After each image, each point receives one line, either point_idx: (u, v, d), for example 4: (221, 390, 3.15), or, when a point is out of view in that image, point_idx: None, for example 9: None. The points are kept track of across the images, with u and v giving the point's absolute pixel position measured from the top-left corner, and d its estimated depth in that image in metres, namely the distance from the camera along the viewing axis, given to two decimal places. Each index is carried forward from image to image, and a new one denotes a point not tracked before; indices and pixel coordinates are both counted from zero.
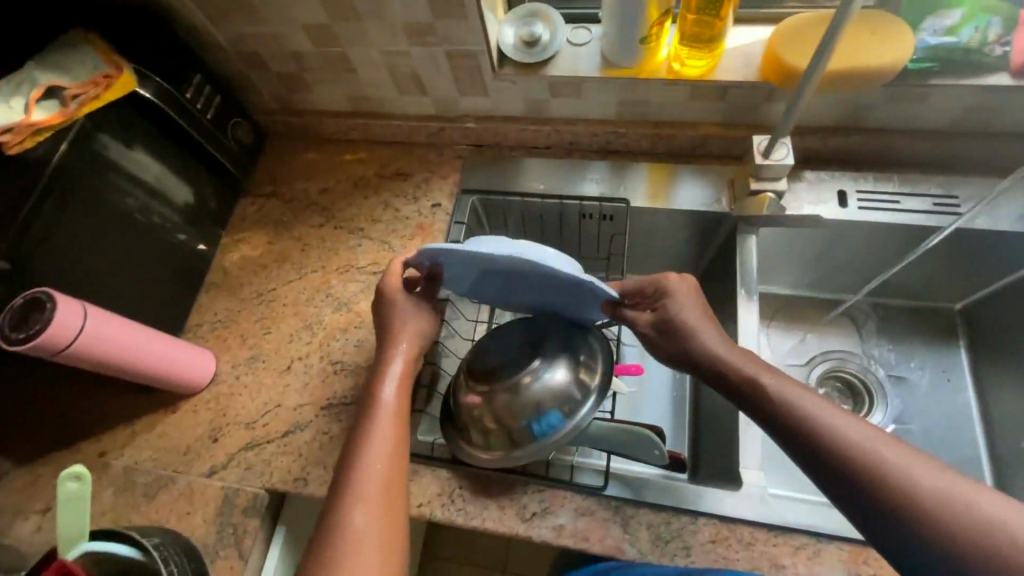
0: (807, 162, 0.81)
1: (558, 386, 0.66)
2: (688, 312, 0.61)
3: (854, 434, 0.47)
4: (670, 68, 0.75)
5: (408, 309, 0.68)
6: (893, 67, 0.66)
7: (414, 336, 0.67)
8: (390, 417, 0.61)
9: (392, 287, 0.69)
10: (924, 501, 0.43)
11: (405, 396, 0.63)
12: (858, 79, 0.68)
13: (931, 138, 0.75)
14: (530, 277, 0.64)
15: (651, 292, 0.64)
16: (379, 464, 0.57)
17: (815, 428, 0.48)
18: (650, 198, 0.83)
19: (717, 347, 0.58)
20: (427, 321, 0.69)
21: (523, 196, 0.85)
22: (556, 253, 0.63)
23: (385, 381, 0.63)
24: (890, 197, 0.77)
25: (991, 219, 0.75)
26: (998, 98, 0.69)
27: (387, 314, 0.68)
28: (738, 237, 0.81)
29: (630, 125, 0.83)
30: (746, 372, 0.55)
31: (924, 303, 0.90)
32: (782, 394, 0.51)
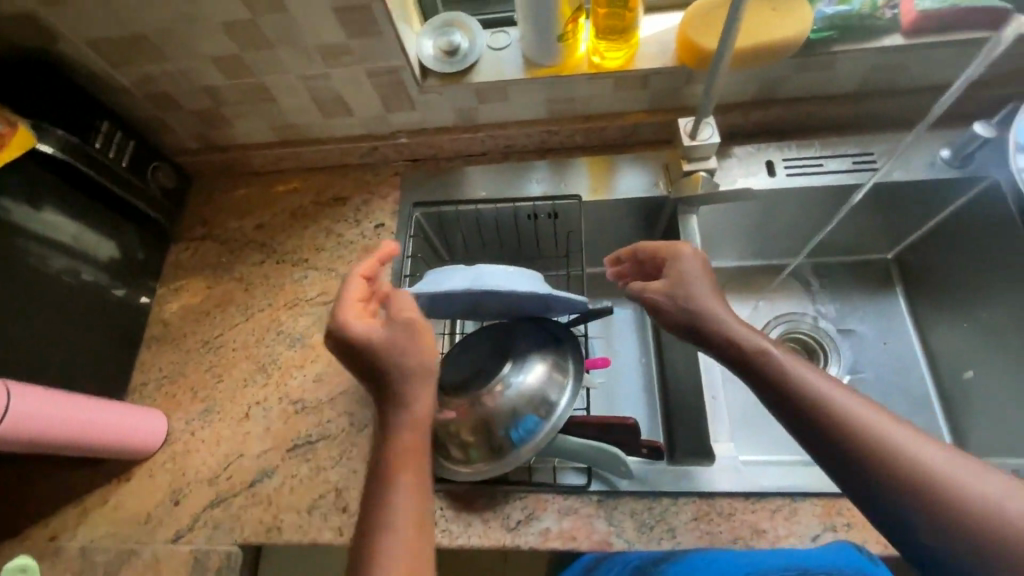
0: (733, 138, 0.84)
1: (535, 386, 0.66)
2: (693, 281, 0.61)
3: (848, 403, 0.48)
4: (591, 62, 0.76)
5: (402, 337, 0.57)
6: (797, 37, 0.69)
7: (421, 368, 0.58)
8: (411, 472, 0.54)
9: (349, 314, 0.59)
10: (917, 471, 0.44)
11: (424, 439, 0.57)
12: (766, 54, 0.71)
13: (843, 103, 0.79)
14: (494, 301, 0.68)
15: (661, 258, 0.65)
16: (402, 538, 0.50)
17: (816, 400, 0.49)
18: (594, 190, 0.84)
19: (722, 317, 0.58)
20: (420, 346, 0.58)
21: (468, 205, 0.85)
22: (512, 270, 0.68)
23: (402, 429, 0.56)
24: (814, 161, 0.81)
25: (906, 171, 0.80)
26: (896, 57, 0.73)
27: (375, 354, 0.57)
28: (680, 219, 0.82)
29: (562, 122, 0.84)
30: (748, 341, 0.55)
31: (861, 257, 0.95)
32: (782, 364, 0.52)
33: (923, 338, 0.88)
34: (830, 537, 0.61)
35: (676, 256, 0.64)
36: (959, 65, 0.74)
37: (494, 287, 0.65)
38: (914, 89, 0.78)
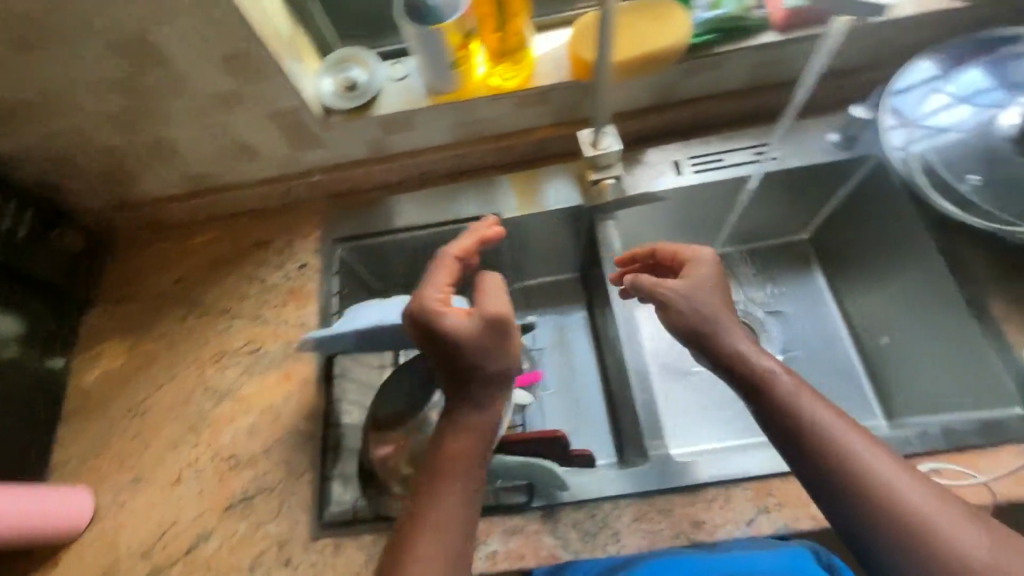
0: (640, 142, 0.87)
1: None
2: (710, 292, 0.62)
3: (853, 445, 0.51)
4: (489, 85, 0.77)
5: (491, 337, 0.56)
6: (676, 46, 0.72)
7: (498, 375, 0.58)
8: (460, 477, 0.55)
9: (433, 305, 0.57)
10: (906, 513, 0.48)
11: (482, 446, 0.57)
12: (647, 64, 0.74)
13: (735, 99, 0.83)
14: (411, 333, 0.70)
15: (679, 259, 0.67)
16: (443, 539, 0.52)
17: (823, 438, 0.52)
18: (516, 206, 0.84)
19: (737, 343, 0.58)
20: (505, 346, 0.57)
21: (392, 235, 0.86)
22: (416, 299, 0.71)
23: (456, 431, 0.57)
24: (715, 156, 0.84)
25: (803, 156, 0.83)
26: (774, 53, 0.77)
27: (463, 348, 0.56)
28: (598, 227, 0.84)
29: (472, 145, 0.85)
30: (763, 372, 0.56)
31: (781, 240, 0.98)
32: (794, 399, 0.54)
33: (843, 311, 0.92)
34: (764, 518, 0.63)
35: (694, 264, 0.65)
36: (834, 54, 0.78)
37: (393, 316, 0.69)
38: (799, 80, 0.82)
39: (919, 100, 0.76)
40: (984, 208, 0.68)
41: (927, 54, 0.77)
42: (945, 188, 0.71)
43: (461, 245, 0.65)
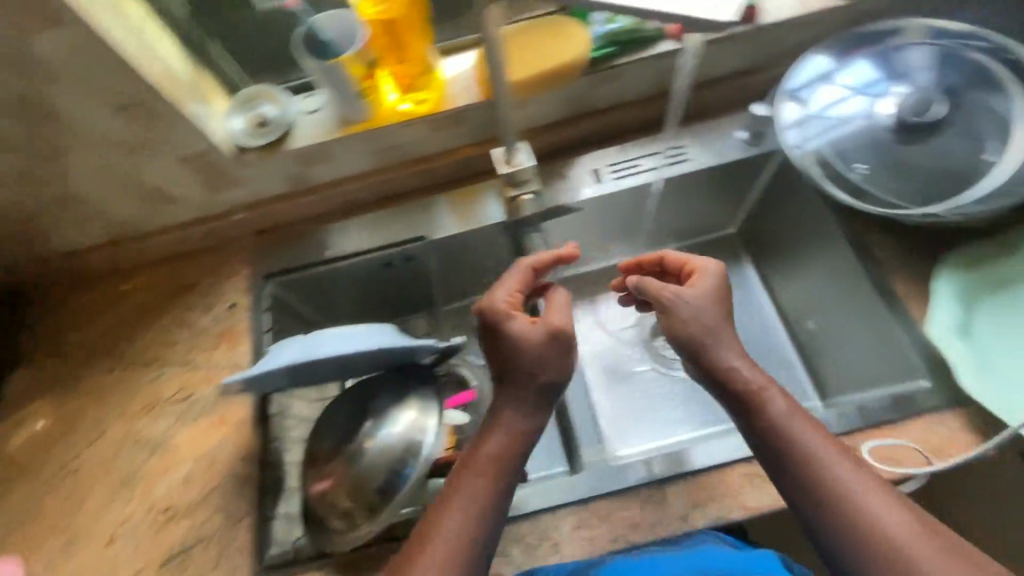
0: (560, 153, 0.89)
1: (400, 433, 0.68)
2: (709, 308, 0.63)
3: (840, 473, 0.54)
4: (404, 109, 0.77)
5: (550, 346, 0.63)
6: (575, 61, 0.74)
7: (548, 385, 0.63)
8: (491, 476, 0.59)
9: (502, 310, 0.65)
10: (884, 541, 0.50)
11: (508, 460, 0.60)
12: (548, 80, 0.75)
13: (644, 106, 0.86)
14: (337, 364, 0.69)
15: (686, 269, 0.69)
16: (457, 533, 0.55)
17: (809, 463, 0.55)
18: (441, 225, 0.84)
19: (736, 365, 0.61)
20: (562, 358, 0.63)
21: (321, 265, 0.85)
22: (341, 332, 0.70)
23: (495, 431, 0.61)
24: (632, 162, 0.87)
25: (716, 155, 0.86)
26: (673, 61, 0.80)
27: (522, 352, 0.62)
28: (525, 240, 0.85)
29: (394, 170, 0.85)
30: (758, 395, 0.59)
31: (710, 236, 1.02)
32: (786, 424, 0.57)
33: (774, 300, 0.96)
34: (696, 513, 0.65)
35: (698, 271, 0.67)
36: (731, 57, 0.82)
37: (318, 351, 0.67)
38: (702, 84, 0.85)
39: (809, 94, 0.79)
40: (873, 194, 0.72)
41: (814, 49, 0.80)
42: (838, 177, 0.74)
43: (538, 259, 0.71)
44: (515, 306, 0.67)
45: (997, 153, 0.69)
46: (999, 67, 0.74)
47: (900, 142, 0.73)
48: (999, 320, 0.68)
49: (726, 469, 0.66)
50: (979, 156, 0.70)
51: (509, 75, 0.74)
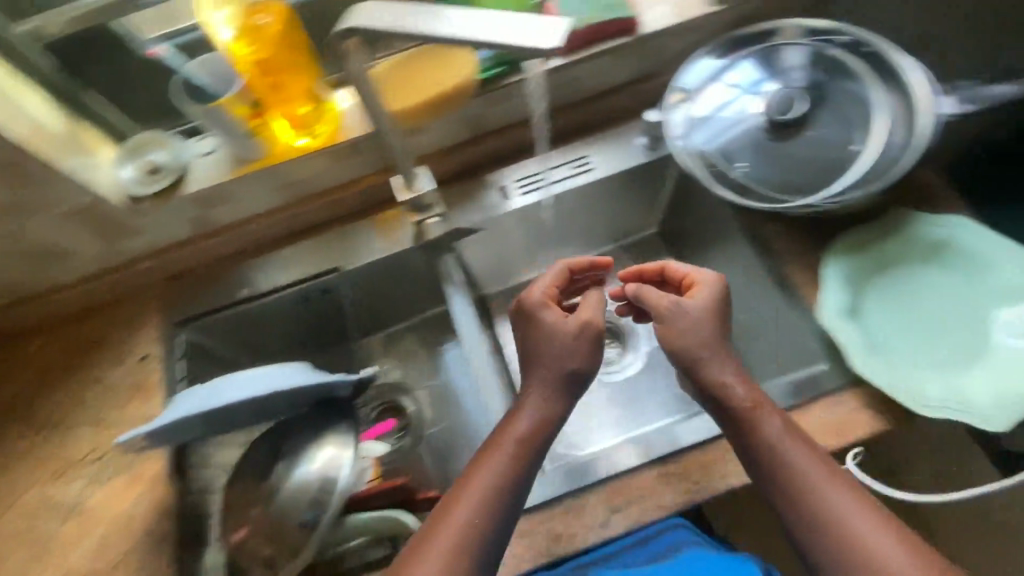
0: (470, 172, 0.89)
1: (319, 468, 0.67)
2: (706, 324, 0.65)
3: (826, 490, 0.56)
4: (302, 143, 0.77)
5: (575, 336, 0.66)
6: (459, 88, 0.76)
7: (573, 373, 0.66)
8: (517, 453, 0.61)
9: (537, 299, 0.69)
10: (864, 557, 0.53)
11: (531, 444, 0.63)
12: (433, 109, 0.76)
13: (545, 120, 0.87)
14: (245, 409, 0.68)
15: (681, 280, 0.71)
16: (478, 503, 0.58)
17: (797, 481, 0.57)
18: (351, 254, 0.84)
19: (729, 382, 0.62)
20: (583, 353, 0.66)
21: (234, 307, 0.85)
22: (248, 374, 0.69)
23: (524, 410, 0.64)
24: (539, 175, 0.88)
25: (619, 162, 0.87)
26: (563, 75, 0.81)
27: (548, 338, 0.66)
28: (439, 261, 0.84)
29: (300, 204, 0.85)
30: (751, 412, 0.60)
31: (632, 238, 1.04)
32: (777, 442, 0.59)
33: None
34: (615, 518, 0.66)
35: (695, 284, 0.69)
36: (620, 66, 0.84)
37: (221, 399, 0.65)
38: (598, 93, 0.87)
39: (688, 101, 0.81)
40: (753, 189, 0.74)
41: (687, 61, 0.84)
42: (721, 175, 0.76)
43: (575, 262, 0.75)
44: (551, 299, 0.71)
45: (862, 142, 0.72)
46: (856, 60, 0.77)
47: (774, 139, 0.75)
48: (884, 298, 0.72)
49: (641, 470, 0.68)
50: (847, 146, 0.72)
51: (390, 105, 0.75)
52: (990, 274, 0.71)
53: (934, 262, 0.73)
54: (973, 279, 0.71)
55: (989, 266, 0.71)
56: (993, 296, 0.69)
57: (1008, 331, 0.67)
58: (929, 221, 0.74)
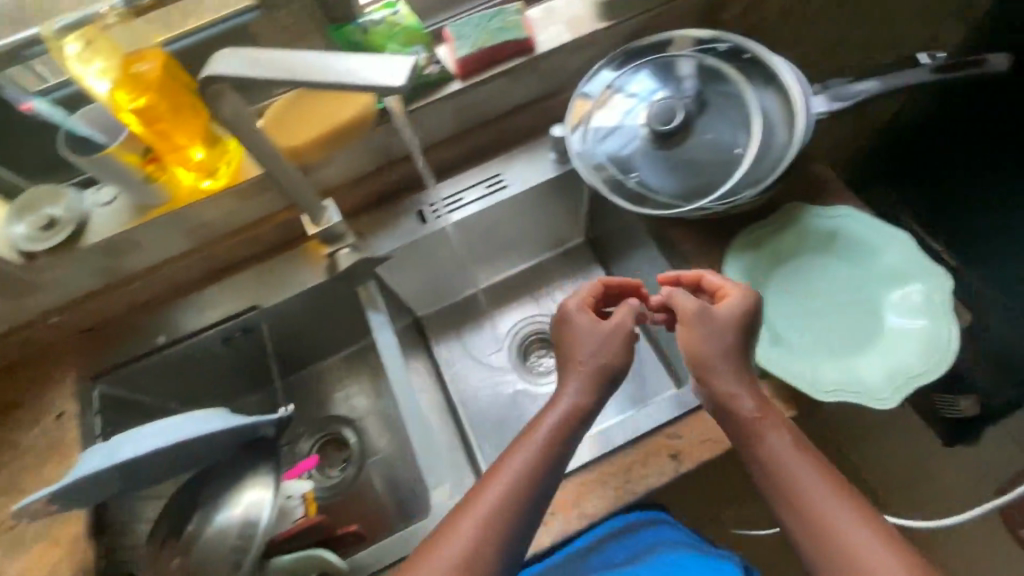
0: (388, 198, 0.90)
1: (240, 512, 0.68)
2: (729, 335, 0.63)
3: (830, 505, 0.54)
4: (204, 185, 0.76)
5: (605, 338, 0.65)
6: (357, 119, 0.76)
7: (604, 373, 0.64)
8: (551, 444, 0.60)
9: (574, 307, 0.68)
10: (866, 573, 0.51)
11: (561, 439, 0.61)
12: (330, 143, 0.77)
13: (455, 142, 0.89)
14: (163, 462, 0.66)
15: (716, 292, 0.68)
16: (500, 496, 0.57)
17: (799, 495, 0.55)
18: (270, 291, 0.84)
19: (735, 393, 0.61)
20: (616, 354, 0.65)
21: (151, 355, 0.83)
22: (157, 426, 0.65)
23: (560, 402, 0.63)
24: (454, 197, 0.89)
25: (531, 177, 0.89)
26: (466, 98, 0.83)
27: (580, 343, 0.65)
28: (359, 290, 0.85)
29: (213, 245, 0.84)
30: (755, 426, 0.59)
31: (559, 249, 1.08)
32: (780, 456, 0.57)
33: None
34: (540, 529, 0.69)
35: (728, 295, 0.66)
36: (522, 85, 0.86)
37: (124, 454, 0.62)
38: (504, 112, 0.89)
39: (587, 114, 0.83)
40: (650, 198, 0.78)
41: (584, 75, 0.87)
42: (619, 185, 0.79)
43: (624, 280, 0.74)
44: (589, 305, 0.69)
45: (745, 146, 0.77)
46: (738, 66, 0.81)
47: (664, 147, 0.79)
48: (783, 292, 0.75)
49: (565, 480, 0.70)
50: (732, 149, 0.77)
51: (278, 142, 0.75)
52: (879, 259, 0.74)
53: (831, 252, 0.76)
54: (863, 265, 0.75)
55: (877, 252, 0.75)
56: (882, 280, 0.73)
57: (897, 312, 0.70)
58: (820, 214, 0.78)
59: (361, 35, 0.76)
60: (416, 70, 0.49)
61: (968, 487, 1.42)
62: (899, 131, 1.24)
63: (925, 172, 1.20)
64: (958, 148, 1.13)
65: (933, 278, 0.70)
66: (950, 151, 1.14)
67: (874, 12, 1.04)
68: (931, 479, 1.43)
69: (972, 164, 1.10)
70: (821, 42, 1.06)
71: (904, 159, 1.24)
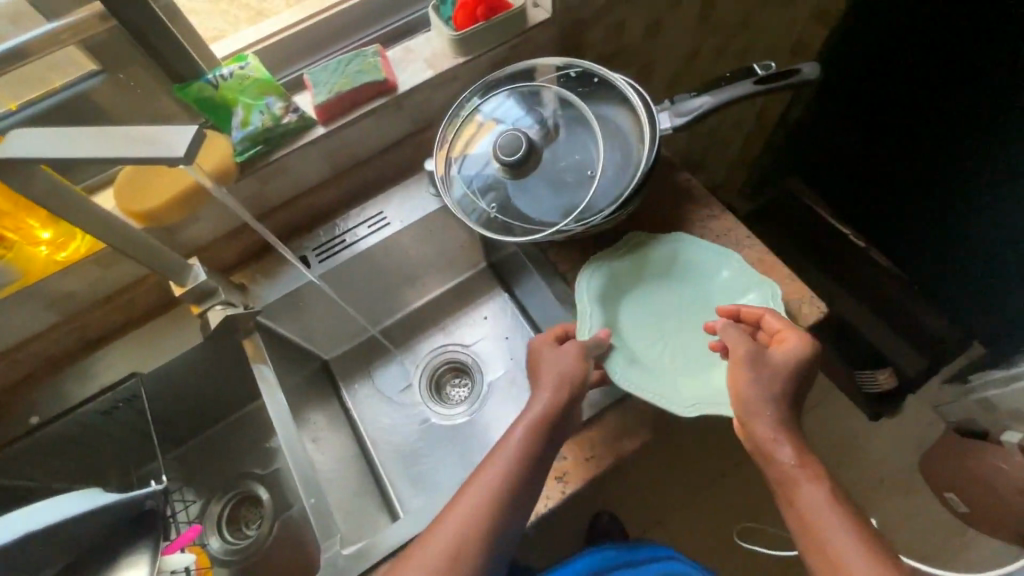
0: (271, 248, 0.89)
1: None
2: (778, 380, 0.65)
3: (843, 544, 0.58)
4: (59, 258, 0.74)
5: (561, 356, 0.71)
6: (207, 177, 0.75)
7: (566, 383, 0.69)
8: (524, 450, 0.65)
9: (542, 342, 0.75)
10: None
11: (531, 445, 0.65)
12: (183, 205, 0.75)
13: (331, 186, 0.90)
14: (25, 556, 0.61)
15: (775, 332, 0.70)
16: (475, 497, 0.62)
17: (816, 530, 0.60)
18: (150, 357, 0.82)
19: (777, 437, 0.64)
20: (570, 365, 0.70)
21: (20, 437, 0.78)
22: (3, 517, 0.60)
23: (527, 408, 0.68)
24: (337, 241, 0.89)
25: (412, 213, 0.90)
26: (332, 142, 0.83)
27: (543, 363, 0.71)
28: (245, 344, 0.85)
29: (79, 315, 0.81)
30: (789, 469, 0.63)
31: (463, 276, 1.08)
32: (807, 498, 0.61)
33: (530, 319, 1.03)
34: None
35: (784, 338, 0.68)
36: (390, 124, 0.87)
37: None
38: (379, 152, 0.90)
39: (454, 149, 0.85)
40: (515, 226, 0.79)
41: (451, 108, 0.88)
42: (485, 218, 0.81)
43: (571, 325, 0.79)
44: (553, 339, 0.76)
45: (596, 168, 0.79)
46: (589, 90, 0.84)
47: (523, 176, 0.81)
48: (634, 317, 0.78)
49: None
50: (586, 172, 0.80)
51: (119, 206, 0.74)
52: (715, 280, 0.79)
53: (670, 275, 0.80)
54: (702, 285, 0.80)
55: (713, 273, 0.79)
56: (719, 300, 0.78)
57: None
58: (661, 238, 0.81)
59: (212, 90, 0.75)
60: (202, 139, 0.50)
61: (893, 456, 1.48)
62: (886, 120, 1.10)
63: (898, 166, 1.13)
64: (936, 143, 1.02)
65: (766, 288, 0.75)
66: (920, 147, 1.06)
67: (733, 22, 1.10)
68: (860, 453, 1.49)
69: (960, 166, 1.01)
70: (688, 54, 1.12)
71: (871, 151, 1.17)
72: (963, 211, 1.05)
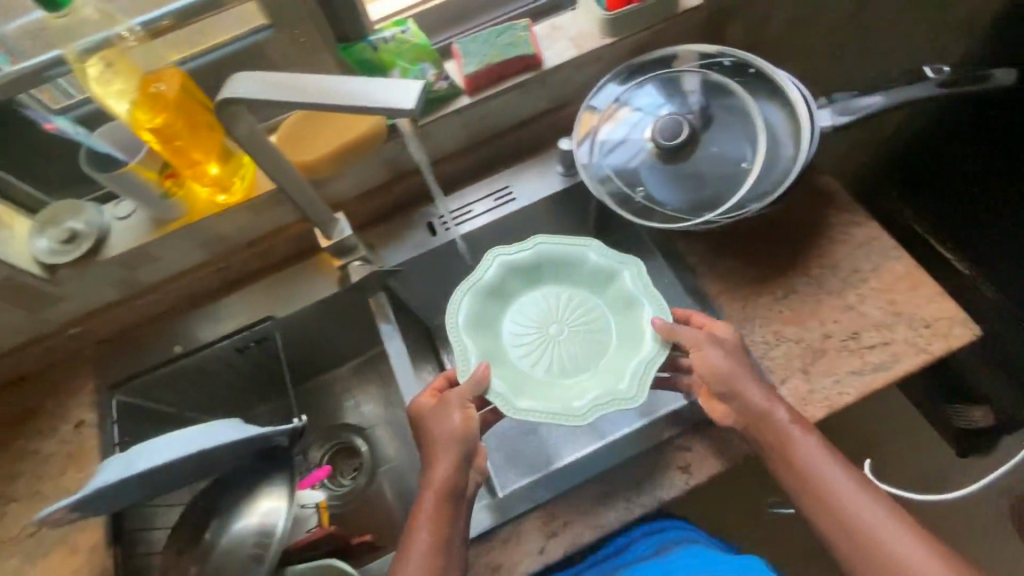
0: (400, 211, 0.92)
1: (257, 519, 0.71)
2: (741, 360, 0.67)
3: (837, 486, 0.62)
4: (217, 200, 0.79)
5: (449, 414, 0.66)
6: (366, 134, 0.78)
7: (466, 443, 0.65)
8: (437, 525, 0.63)
9: (426, 400, 0.69)
10: (864, 538, 0.60)
11: (442, 515, 0.63)
12: (340, 159, 0.78)
13: (465, 156, 0.91)
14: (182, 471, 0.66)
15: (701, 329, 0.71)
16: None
17: (813, 478, 0.62)
18: (286, 303, 0.87)
19: (763, 404, 0.65)
20: (461, 425, 0.65)
21: (166, 363, 0.84)
22: (167, 436, 0.64)
23: (431, 479, 0.65)
24: (463, 210, 0.91)
25: (540, 190, 0.90)
26: (474, 114, 0.84)
27: (431, 426, 0.67)
28: (371, 300, 0.88)
29: (226, 256, 0.86)
30: (780, 430, 0.64)
31: None
32: (804, 450, 0.64)
33: None
34: (549, 542, 0.71)
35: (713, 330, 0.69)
36: (530, 100, 0.87)
37: (149, 464, 0.60)
38: (512, 127, 0.91)
39: (593, 126, 0.84)
40: (654, 210, 0.79)
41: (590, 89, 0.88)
42: (625, 199, 0.81)
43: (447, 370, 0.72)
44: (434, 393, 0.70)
45: (751, 161, 0.78)
46: (744, 82, 0.82)
47: (668, 163, 0.81)
48: (512, 336, 0.76)
49: (572, 494, 0.73)
50: (739, 164, 0.79)
51: (282, 150, 0.78)
52: (584, 264, 0.79)
53: (538, 283, 0.79)
54: (574, 278, 0.79)
55: (582, 259, 0.78)
56: (595, 286, 0.78)
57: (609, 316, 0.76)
58: (522, 246, 0.78)
59: (372, 51, 0.78)
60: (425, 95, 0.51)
61: (982, 496, 1.41)
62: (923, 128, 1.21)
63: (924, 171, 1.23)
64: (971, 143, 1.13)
65: (631, 265, 0.76)
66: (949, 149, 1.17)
67: (879, 23, 1.05)
68: (945, 488, 1.43)
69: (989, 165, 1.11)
70: (828, 54, 1.07)
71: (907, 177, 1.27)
72: (984, 212, 1.13)
